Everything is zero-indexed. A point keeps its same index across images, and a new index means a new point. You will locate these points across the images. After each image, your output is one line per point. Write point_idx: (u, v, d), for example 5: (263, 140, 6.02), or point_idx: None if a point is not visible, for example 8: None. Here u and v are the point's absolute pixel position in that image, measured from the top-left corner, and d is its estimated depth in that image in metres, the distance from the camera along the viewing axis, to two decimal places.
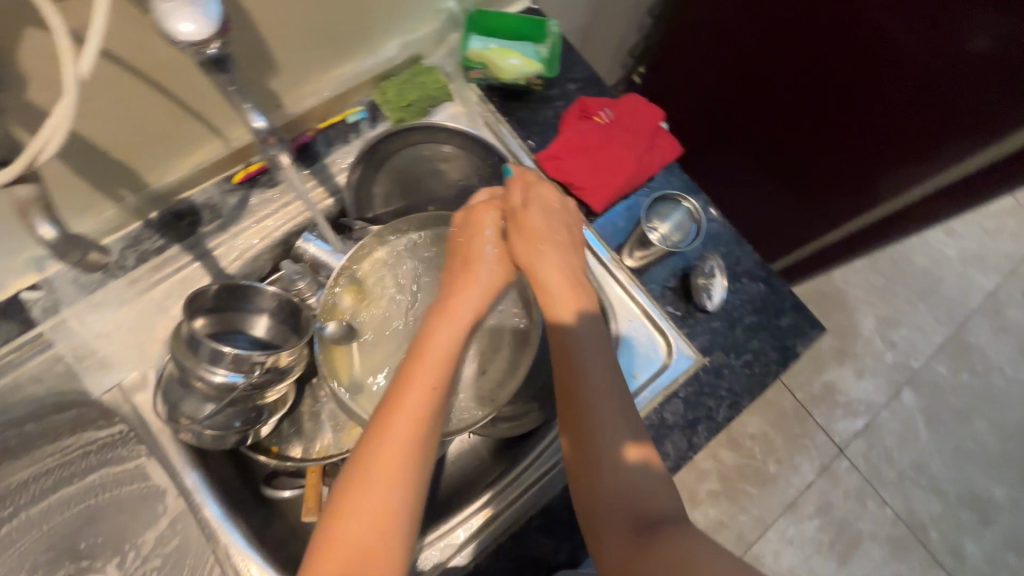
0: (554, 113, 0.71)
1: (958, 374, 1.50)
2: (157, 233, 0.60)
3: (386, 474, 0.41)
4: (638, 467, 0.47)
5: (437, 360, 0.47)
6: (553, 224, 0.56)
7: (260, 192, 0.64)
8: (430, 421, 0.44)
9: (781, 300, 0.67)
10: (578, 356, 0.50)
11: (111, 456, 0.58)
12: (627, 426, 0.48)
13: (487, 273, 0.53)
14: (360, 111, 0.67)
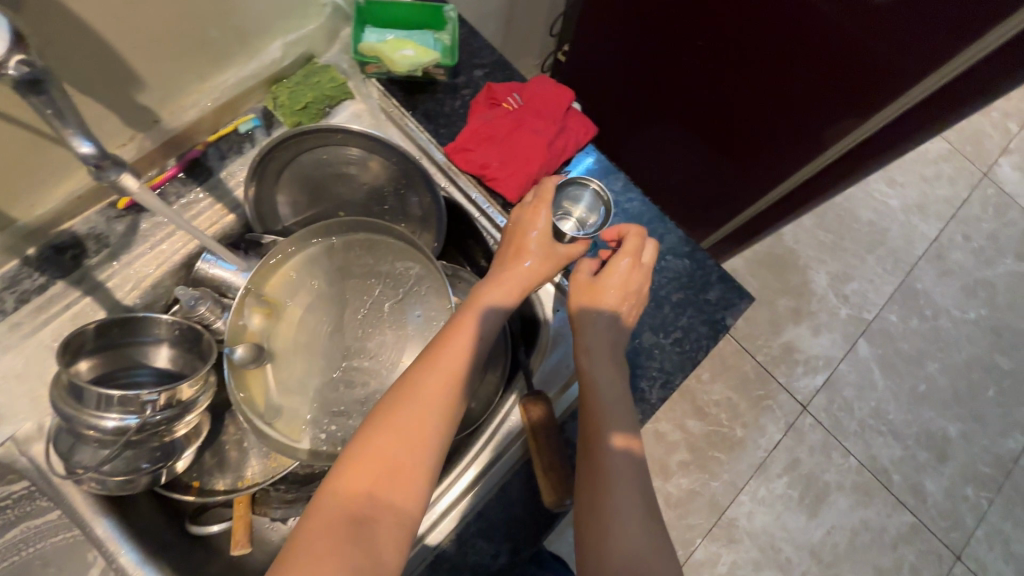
0: (461, 103, 0.68)
1: (908, 321, 1.55)
2: (37, 270, 0.56)
3: (423, 410, 0.46)
4: (639, 490, 0.49)
5: (480, 314, 0.51)
6: (615, 283, 0.56)
7: (149, 216, 0.60)
8: (466, 370, 0.48)
9: (708, 274, 0.67)
10: (599, 364, 0.54)
11: (31, 509, 0.53)
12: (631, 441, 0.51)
13: (535, 263, 0.55)
14: (252, 119, 0.63)
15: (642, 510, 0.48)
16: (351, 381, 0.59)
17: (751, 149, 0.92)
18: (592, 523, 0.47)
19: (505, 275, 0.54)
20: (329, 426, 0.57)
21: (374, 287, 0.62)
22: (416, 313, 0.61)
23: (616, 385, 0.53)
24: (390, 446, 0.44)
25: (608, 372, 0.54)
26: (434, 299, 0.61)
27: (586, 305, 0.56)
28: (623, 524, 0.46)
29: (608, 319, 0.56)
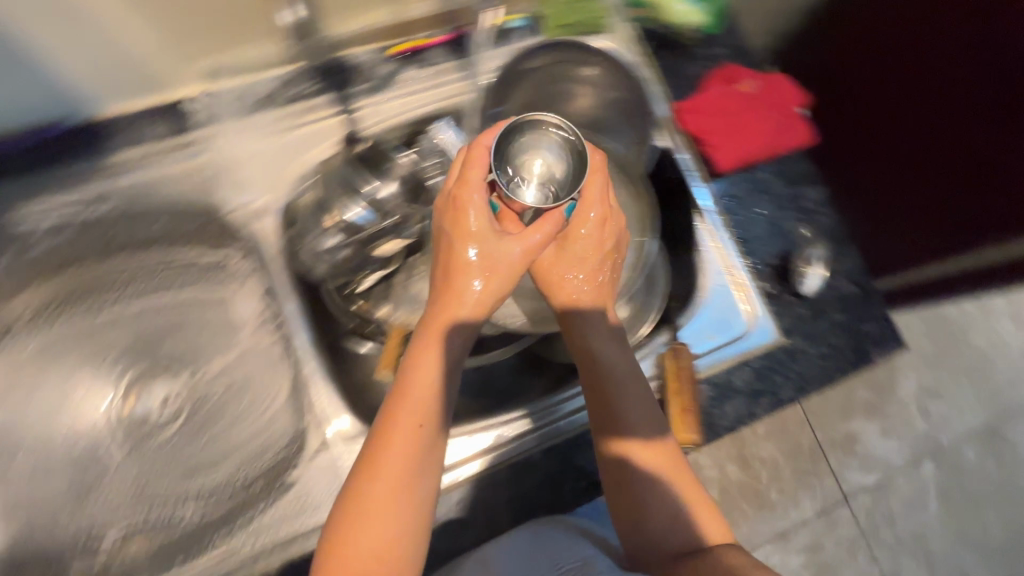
0: (699, 71, 0.72)
1: (983, 463, 1.27)
2: (315, 78, 0.64)
3: (383, 517, 0.38)
4: (677, 481, 0.47)
5: (427, 391, 0.43)
6: (592, 245, 0.52)
7: (411, 68, 0.66)
8: (424, 449, 0.41)
9: (871, 308, 0.68)
10: (600, 354, 0.50)
11: (208, 278, 0.65)
12: (659, 435, 0.49)
13: (491, 286, 0.47)
14: (520, 20, 0.69)
15: (685, 501, 0.46)
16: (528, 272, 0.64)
17: (919, 205, 0.78)
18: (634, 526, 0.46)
19: (443, 317, 0.46)
20: None
21: None
22: None
23: (635, 387, 0.49)
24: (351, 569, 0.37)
25: (629, 379, 0.50)
26: None
27: (562, 283, 0.53)
28: (662, 524, 0.45)
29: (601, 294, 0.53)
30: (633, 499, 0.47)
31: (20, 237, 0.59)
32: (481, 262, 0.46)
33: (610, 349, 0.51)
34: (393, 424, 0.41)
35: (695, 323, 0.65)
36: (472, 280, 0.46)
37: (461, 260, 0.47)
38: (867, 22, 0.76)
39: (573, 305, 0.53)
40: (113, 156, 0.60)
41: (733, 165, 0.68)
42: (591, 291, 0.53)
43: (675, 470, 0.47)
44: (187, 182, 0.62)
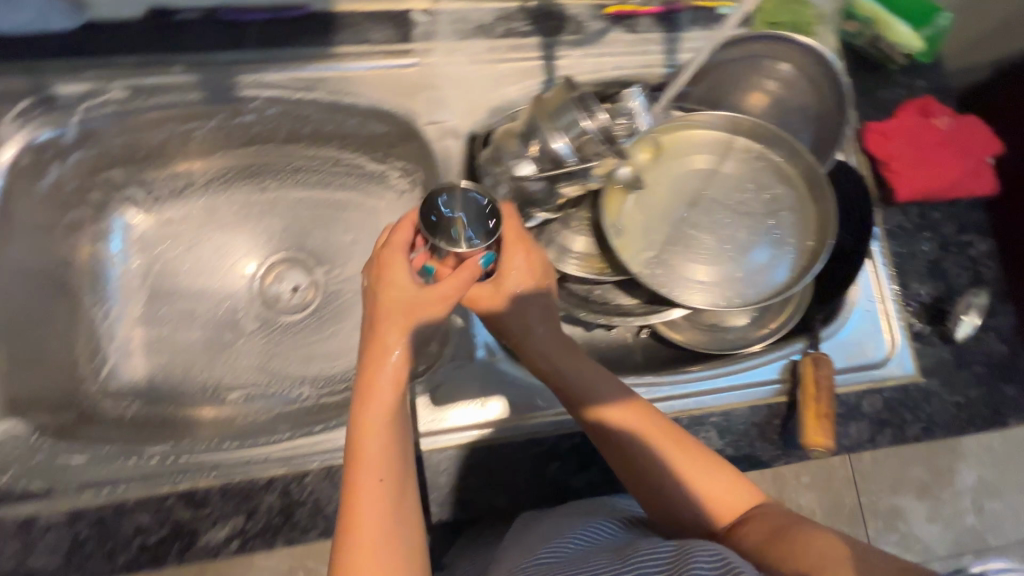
0: (892, 97, 0.71)
1: None
2: (529, 19, 0.67)
3: (374, 529, 0.43)
4: (687, 462, 0.52)
5: (383, 418, 0.47)
6: (509, 279, 0.56)
7: (618, 31, 0.68)
8: (396, 460, 0.46)
9: (1016, 371, 0.66)
10: (570, 375, 0.56)
11: None
12: (639, 422, 0.53)
13: (399, 381, 0.48)
14: (731, 8, 0.70)
15: (704, 480, 0.51)
16: (689, 247, 0.64)
17: None
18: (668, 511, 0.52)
19: (372, 421, 0.46)
20: (653, 267, 0.63)
21: (747, 191, 0.65)
22: (770, 234, 0.64)
23: (608, 394, 0.55)
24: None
25: (600, 395, 0.55)
26: (790, 230, 0.64)
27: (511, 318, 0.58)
28: (686, 505, 0.51)
29: (543, 318, 0.58)
30: (653, 488, 0.52)
31: (238, 101, 0.63)
32: (437, 301, 0.50)
33: (581, 370, 0.56)
34: (363, 461, 0.45)
35: (834, 339, 0.66)
36: (394, 347, 0.49)
37: (405, 308, 0.50)
38: None
39: (524, 338, 0.58)
40: (337, 47, 0.63)
41: (912, 196, 0.67)
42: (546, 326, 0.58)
43: (686, 456, 0.52)
44: (394, 88, 0.65)
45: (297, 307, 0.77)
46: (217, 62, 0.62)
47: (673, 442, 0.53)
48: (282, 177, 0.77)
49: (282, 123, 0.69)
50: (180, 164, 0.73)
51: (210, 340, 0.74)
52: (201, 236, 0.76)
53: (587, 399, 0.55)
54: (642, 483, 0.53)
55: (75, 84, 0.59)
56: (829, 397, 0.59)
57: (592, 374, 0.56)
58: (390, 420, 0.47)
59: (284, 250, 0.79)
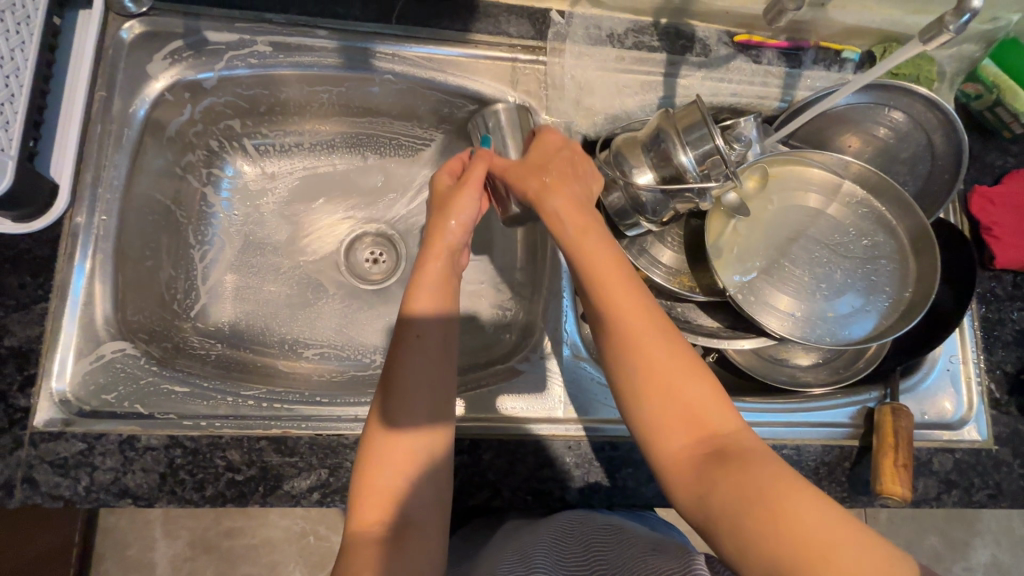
0: (1001, 164, 0.71)
1: None
2: (657, 36, 0.68)
3: (400, 424, 0.49)
4: (671, 361, 0.49)
5: (422, 331, 0.52)
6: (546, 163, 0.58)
7: (741, 59, 0.69)
8: (431, 373, 0.51)
9: None
10: (574, 241, 0.54)
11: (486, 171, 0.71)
12: (632, 304, 0.51)
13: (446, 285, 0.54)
14: (856, 53, 0.70)
15: (683, 385, 0.48)
16: (783, 279, 0.65)
17: None
18: (635, 404, 0.48)
19: (408, 342, 0.51)
20: (746, 293, 0.64)
21: (846, 234, 0.66)
22: (866, 280, 0.65)
23: (607, 268, 0.52)
24: (378, 438, 0.49)
25: (598, 263, 0.53)
26: (886, 279, 0.65)
27: (536, 181, 0.57)
28: (660, 403, 0.47)
29: (567, 189, 0.56)
30: (628, 374, 0.49)
31: (371, 71, 0.65)
32: (474, 170, 0.58)
33: (587, 239, 0.54)
34: (402, 355, 0.51)
35: (912, 394, 0.66)
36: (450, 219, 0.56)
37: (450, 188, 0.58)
38: None
39: (540, 197, 0.56)
40: (473, 34, 0.65)
41: (1014, 263, 0.66)
42: (572, 195, 0.56)
43: (674, 359, 0.49)
44: (521, 81, 0.67)
45: (380, 278, 0.80)
46: (358, 31, 0.64)
47: (665, 337, 0.50)
48: (384, 151, 0.80)
49: (402, 99, 0.71)
50: (294, 124, 0.75)
51: (295, 296, 0.76)
52: (300, 195, 0.79)
53: (588, 269, 0.52)
54: (620, 366, 0.50)
55: (230, 33, 0.63)
56: (909, 446, 0.59)
57: (597, 245, 0.53)
58: (428, 326, 0.52)
59: (375, 221, 0.81)
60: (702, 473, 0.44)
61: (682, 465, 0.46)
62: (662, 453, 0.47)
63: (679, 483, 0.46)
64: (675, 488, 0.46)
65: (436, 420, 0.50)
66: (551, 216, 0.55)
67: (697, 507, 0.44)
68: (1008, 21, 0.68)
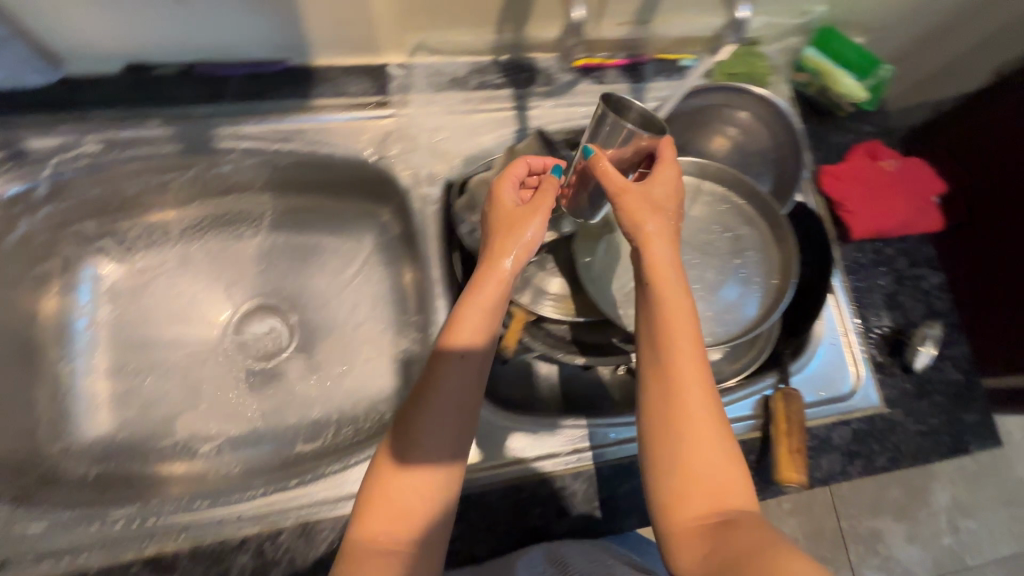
0: (844, 142, 0.76)
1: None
2: (500, 73, 0.70)
3: (425, 449, 0.45)
4: (716, 434, 0.44)
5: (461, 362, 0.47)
6: (657, 199, 0.53)
7: (587, 82, 0.72)
8: (465, 391, 0.47)
9: (974, 398, 0.69)
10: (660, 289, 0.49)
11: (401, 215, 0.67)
12: (696, 363, 0.46)
13: (486, 297, 0.49)
14: (692, 59, 0.73)
15: (720, 456, 0.44)
16: None
17: None
18: (663, 446, 0.44)
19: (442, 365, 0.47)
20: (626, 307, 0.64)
21: (714, 233, 0.68)
22: (739, 272, 0.66)
23: (679, 321, 0.47)
24: (410, 466, 0.45)
25: (669, 315, 0.47)
26: (756, 269, 0.66)
27: (639, 216, 0.51)
28: (693, 462, 0.43)
29: (659, 234, 0.51)
30: (679, 429, 0.44)
31: (214, 152, 0.64)
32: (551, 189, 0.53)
33: (667, 283, 0.48)
34: (440, 379, 0.47)
35: (803, 374, 0.68)
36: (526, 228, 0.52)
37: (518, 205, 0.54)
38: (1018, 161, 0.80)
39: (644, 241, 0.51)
40: (314, 99, 0.65)
41: (865, 232, 0.71)
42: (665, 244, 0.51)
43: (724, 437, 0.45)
44: (371, 138, 0.66)
45: (275, 353, 0.77)
46: (192, 115, 0.63)
47: (718, 414, 0.45)
48: (260, 224, 0.79)
49: (259, 172, 0.70)
50: (155, 213, 0.74)
51: (183, 391, 0.73)
52: (174, 286, 0.76)
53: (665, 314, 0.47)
54: (666, 417, 0.45)
55: (53, 137, 0.60)
56: (801, 429, 0.61)
57: (674, 296, 0.48)
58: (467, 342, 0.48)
59: (261, 295, 0.79)
60: (712, 540, 0.41)
61: (698, 534, 0.42)
62: (672, 505, 0.43)
63: (681, 545, 0.42)
64: (673, 543, 0.42)
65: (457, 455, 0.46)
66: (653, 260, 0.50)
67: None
68: (816, 12, 0.73)
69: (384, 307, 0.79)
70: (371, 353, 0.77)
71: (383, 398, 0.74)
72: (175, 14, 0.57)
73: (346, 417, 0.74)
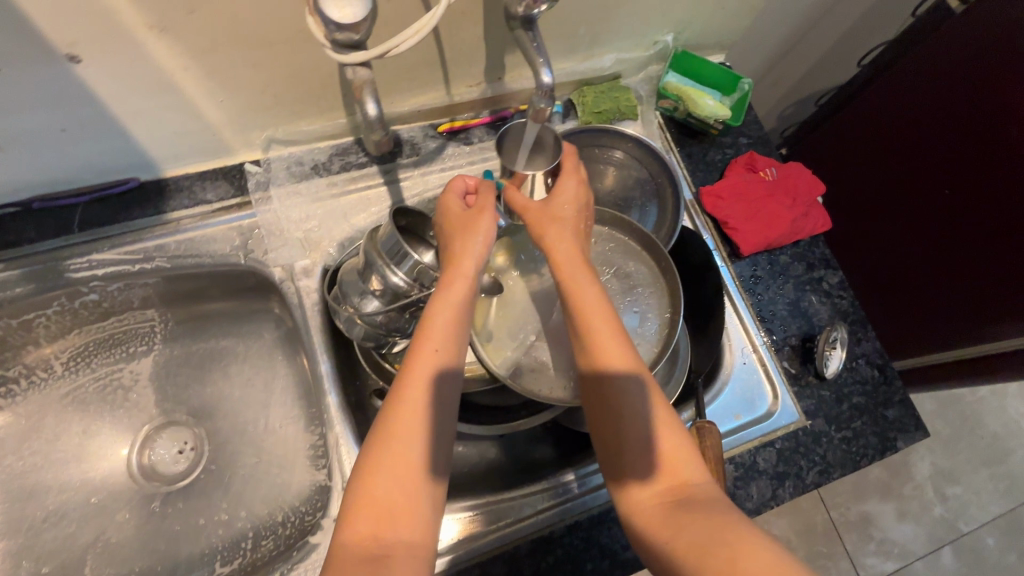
0: (721, 158, 0.77)
1: (904, 530, 1.45)
2: (363, 151, 0.69)
3: (408, 440, 0.44)
4: (654, 411, 0.47)
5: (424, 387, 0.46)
6: (568, 206, 0.54)
7: (455, 145, 0.71)
8: (444, 385, 0.48)
9: (892, 393, 0.69)
10: (587, 289, 0.51)
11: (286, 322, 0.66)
12: (625, 348, 0.49)
13: (442, 318, 0.49)
14: (557, 105, 0.74)
15: (664, 430, 0.47)
16: (558, 341, 0.63)
17: (911, 264, 1.01)
18: (614, 429, 0.47)
19: (407, 389, 0.46)
20: (523, 367, 0.61)
21: (606, 273, 0.66)
22: (633, 311, 0.64)
23: (599, 313, 0.50)
24: (397, 458, 0.44)
25: (593, 309, 0.50)
26: (651, 304, 0.64)
27: (550, 229, 0.53)
28: (636, 442, 0.46)
29: (572, 236, 0.53)
30: (622, 417, 0.47)
31: (72, 284, 0.62)
32: (479, 210, 0.54)
33: (583, 282, 0.51)
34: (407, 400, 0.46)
35: (718, 401, 0.67)
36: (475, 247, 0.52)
37: (461, 212, 0.55)
38: (925, 126, 0.91)
39: (553, 245, 0.53)
40: (169, 213, 0.64)
41: (756, 246, 0.71)
42: (576, 244, 0.53)
43: (667, 418, 0.48)
44: (237, 239, 0.65)
45: (183, 471, 0.73)
46: (38, 252, 0.60)
47: (652, 391, 0.48)
48: (152, 340, 0.76)
49: (130, 293, 0.67)
50: (30, 352, 0.70)
51: (82, 536, 0.68)
52: (60, 423, 0.71)
53: (585, 314, 0.50)
54: (606, 404, 0.48)
55: None
56: (718, 466, 0.58)
57: (594, 291, 0.50)
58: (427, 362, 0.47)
59: (162, 411, 0.75)
60: (670, 517, 0.42)
61: (656, 514, 0.43)
62: (630, 488, 0.46)
63: (644, 524, 0.44)
64: (633, 521, 0.45)
65: (436, 478, 0.45)
66: (563, 264, 0.52)
67: (665, 556, 0.41)
68: (667, 41, 0.74)
69: (294, 401, 0.76)
70: (285, 453, 0.74)
71: (303, 499, 0.71)
72: (6, 165, 0.55)
73: (263, 527, 0.70)
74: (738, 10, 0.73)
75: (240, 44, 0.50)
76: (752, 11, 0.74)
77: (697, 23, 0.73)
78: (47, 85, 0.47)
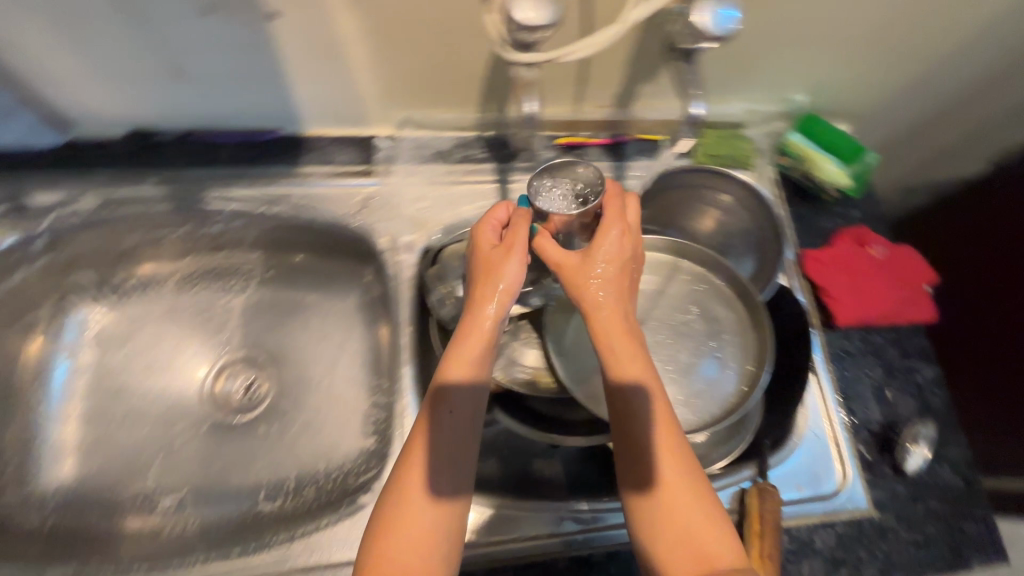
0: (830, 227, 0.76)
1: None
2: (484, 147, 0.72)
3: (420, 491, 0.45)
4: (684, 481, 0.45)
5: (439, 439, 0.47)
6: (609, 253, 0.52)
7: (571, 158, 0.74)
8: (463, 431, 0.48)
9: (975, 507, 0.63)
10: (620, 346, 0.49)
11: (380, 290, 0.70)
12: (660, 408, 0.47)
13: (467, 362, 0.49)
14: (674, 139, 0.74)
15: (690, 510, 0.44)
16: None
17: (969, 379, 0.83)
18: (647, 495, 0.45)
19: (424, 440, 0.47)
20: None
21: (692, 312, 0.66)
22: (713, 355, 0.63)
23: (632, 370, 0.48)
24: (412, 514, 0.44)
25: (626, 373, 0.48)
26: (734, 353, 0.63)
27: (586, 284, 0.51)
28: (662, 515, 0.44)
29: (611, 289, 0.51)
30: (654, 482, 0.45)
31: (203, 213, 0.68)
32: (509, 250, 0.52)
33: (616, 337, 0.49)
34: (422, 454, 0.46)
35: (782, 467, 0.64)
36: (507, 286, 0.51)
37: (492, 250, 0.53)
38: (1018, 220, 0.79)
39: (589, 297, 0.50)
40: (302, 167, 0.69)
41: (852, 319, 0.69)
42: (615, 298, 0.51)
43: (699, 488, 0.45)
44: (354, 204, 0.69)
45: (245, 408, 0.76)
46: (187, 178, 0.67)
47: (682, 455, 0.46)
48: (248, 280, 0.80)
49: (248, 233, 0.73)
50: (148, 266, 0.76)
51: (149, 446, 0.72)
52: (156, 335, 0.77)
53: (621, 367, 0.48)
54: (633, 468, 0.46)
55: (53, 194, 0.66)
56: (776, 531, 0.56)
57: (633, 348, 0.49)
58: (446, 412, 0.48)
59: (242, 347, 0.79)
60: None
61: None
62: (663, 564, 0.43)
63: None
64: None
65: (450, 532, 0.45)
66: (597, 318, 0.50)
67: None
68: (797, 100, 0.75)
69: (360, 367, 0.78)
70: (342, 413, 0.76)
71: (350, 462, 0.73)
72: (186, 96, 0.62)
73: (307, 476, 0.72)
74: (876, 83, 0.73)
75: (413, 28, 0.55)
76: (889, 87, 0.74)
77: (834, 88, 0.73)
78: (244, 35, 0.54)
